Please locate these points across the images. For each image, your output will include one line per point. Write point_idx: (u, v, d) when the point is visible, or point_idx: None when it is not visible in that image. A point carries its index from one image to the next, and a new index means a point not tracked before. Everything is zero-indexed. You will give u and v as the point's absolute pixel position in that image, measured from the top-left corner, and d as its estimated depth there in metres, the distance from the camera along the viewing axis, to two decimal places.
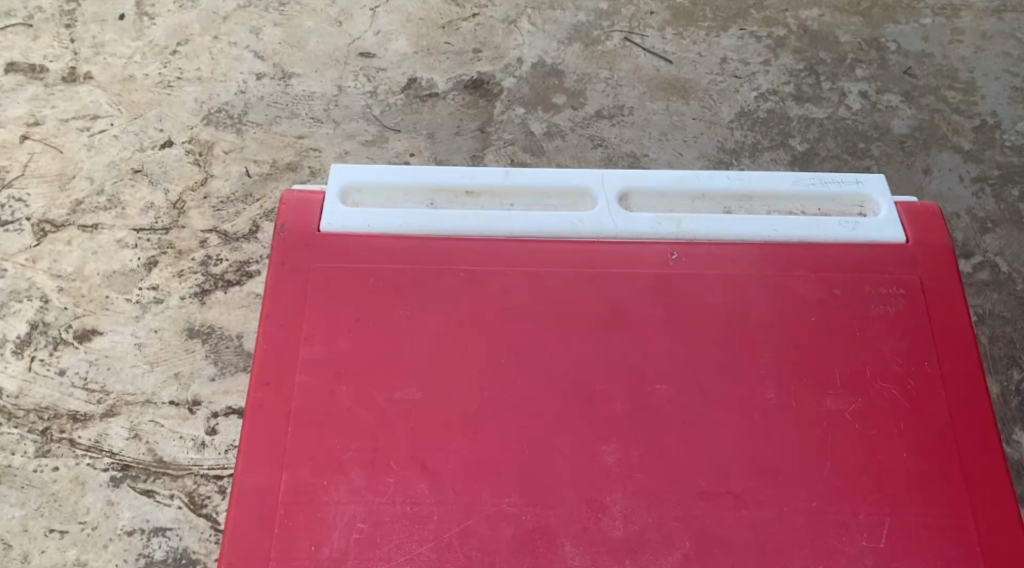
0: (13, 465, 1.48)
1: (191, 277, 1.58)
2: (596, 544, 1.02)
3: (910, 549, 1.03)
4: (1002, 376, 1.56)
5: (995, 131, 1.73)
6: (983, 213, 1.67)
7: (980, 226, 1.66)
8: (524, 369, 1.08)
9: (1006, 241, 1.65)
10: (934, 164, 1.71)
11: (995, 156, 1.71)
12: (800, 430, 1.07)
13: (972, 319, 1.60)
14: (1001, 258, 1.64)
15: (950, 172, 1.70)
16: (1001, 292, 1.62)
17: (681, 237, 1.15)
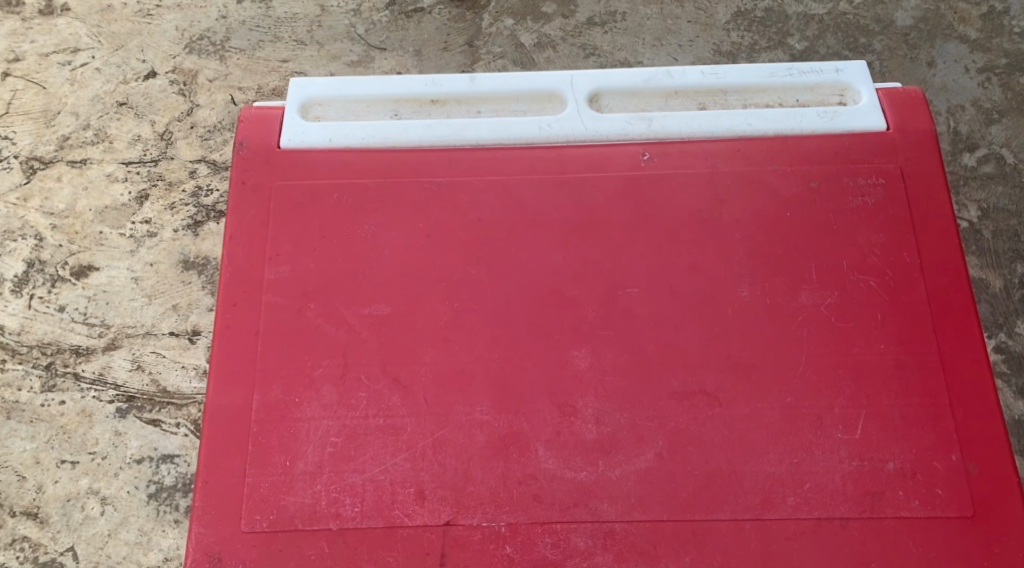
0: (21, 400, 1.49)
1: (182, 210, 1.57)
2: (568, 448, 1.00)
3: (885, 439, 0.99)
4: (1005, 270, 1.54)
5: (1003, 17, 1.69)
6: (989, 103, 1.64)
7: (986, 117, 1.63)
8: (493, 278, 1.06)
9: (1012, 131, 1.62)
10: (938, 56, 1.66)
11: (1002, 44, 1.67)
12: (774, 325, 1.03)
13: (976, 213, 1.58)
14: (1007, 150, 1.61)
15: (955, 64, 1.66)
16: (1006, 184, 1.59)
17: (654, 136, 1.12)
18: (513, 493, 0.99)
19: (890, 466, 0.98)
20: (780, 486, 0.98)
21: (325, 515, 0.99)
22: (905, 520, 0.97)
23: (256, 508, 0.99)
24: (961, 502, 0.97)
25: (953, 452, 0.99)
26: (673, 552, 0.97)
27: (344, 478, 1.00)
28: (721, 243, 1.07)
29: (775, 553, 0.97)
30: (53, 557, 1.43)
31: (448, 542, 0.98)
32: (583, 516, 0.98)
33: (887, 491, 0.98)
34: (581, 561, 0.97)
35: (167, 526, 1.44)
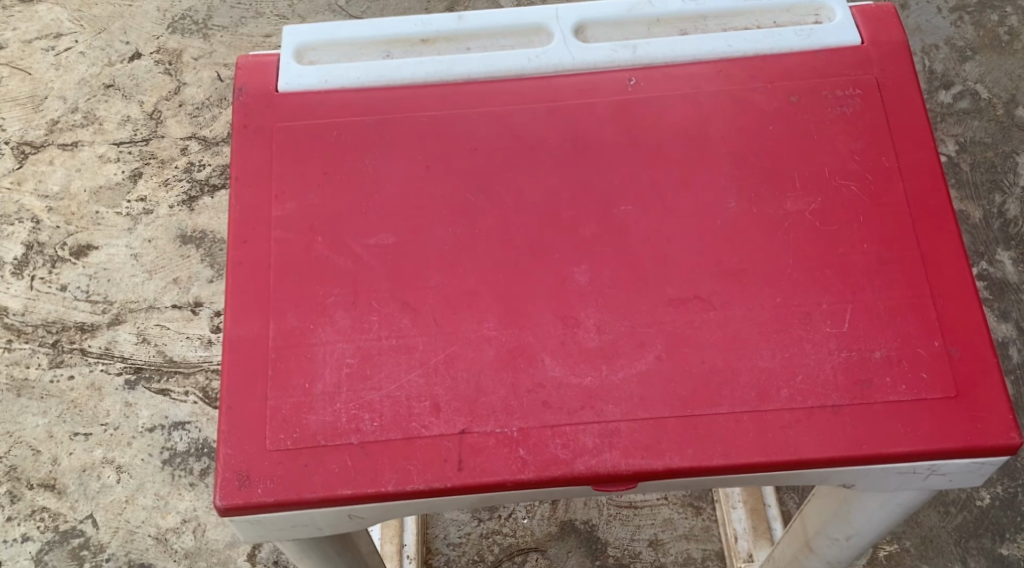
0: (31, 376, 1.88)
1: (175, 187, 2.03)
2: (573, 355, 1.04)
3: (871, 330, 1.04)
4: (985, 201, 1.95)
5: None
6: (962, 42, 2.12)
7: (960, 55, 2.11)
8: (492, 203, 1.11)
9: (983, 69, 2.09)
10: (911, 1, 2.18)
11: None
12: (762, 231, 1.08)
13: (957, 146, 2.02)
14: (981, 85, 2.07)
15: (928, 6, 2.17)
16: (982, 118, 2.04)
17: (639, 62, 1.17)
18: (523, 400, 1.03)
19: (877, 354, 1.03)
20: (775, 379, 1.03)
21: (346, 430, 1.04)
22: (893, 403, 1.02)
23: (279, 428, 1.05)
24: (944, 384, 1.02)
25: (936, 338, 1.04)
26: (678, 445, 1.01)
27: (362, 395, 1.05)
28: (707, 158, 1.12)
29: (773, 442, 1.01)
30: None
31: (463, 449, 1.02)
32: (590, 417, 1.03)
33: (875, 378, 1.03)
34: (589, 459, 1.02)
35: (182, 489, 1.79)
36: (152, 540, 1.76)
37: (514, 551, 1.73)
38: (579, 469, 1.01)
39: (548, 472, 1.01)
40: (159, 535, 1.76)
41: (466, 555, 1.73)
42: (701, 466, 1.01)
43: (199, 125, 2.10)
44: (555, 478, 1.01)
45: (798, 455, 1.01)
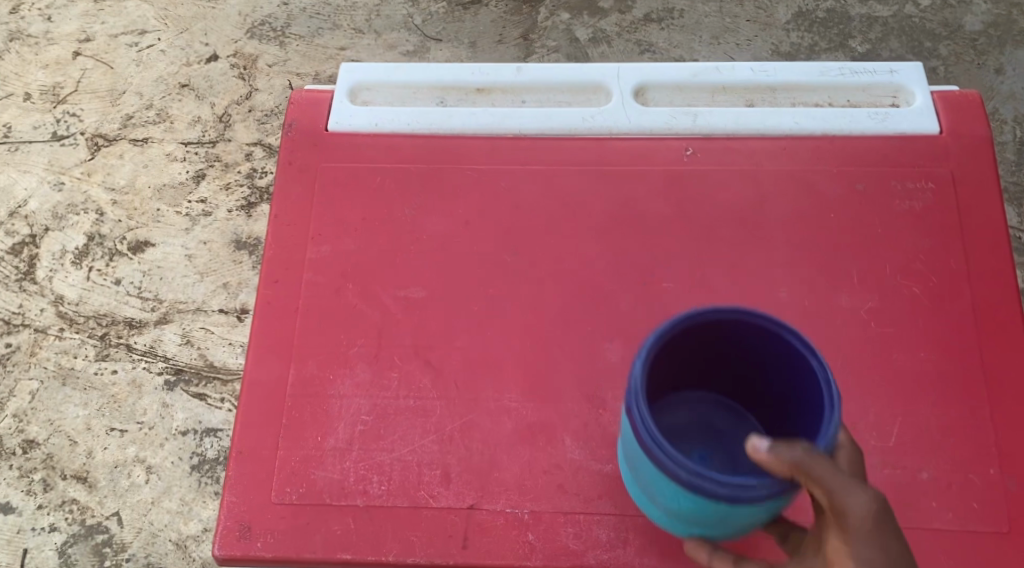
0: (39, 353, 1.52)
1: (236, 191, 1.60)
2: (595, 438, 0.99)
3: (921, 449, 0.97)
4: None
5: None
6: None
7: None
8: (529, 267, 1.06)
9: None
10: (1007, 63, 1.64)
11: None
12: (812, 327, 1.01)
13: None
14: None
15: None
16: None
17: (698, 131, 1.11)
18: (538, 481, 0.98)
19: (924, 476, 0.96)
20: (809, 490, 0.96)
21: (352, 491, 1.00)
22: (937, 531, 0.95)
23: (286, 481, 1.00)
24: (996, 517, 0.95)
25: (991, 465, 0.96)
26: None
27: (373, 456, 1.01)
28: (761, 242, 1.05)
29: None
30: (100, 521, 1.43)
31: (471, 526, 0.97)
32: (607, 508, 0.97)
33: (919, 502, 0.95)
34: (601, 553, 0.96)
35: None
36: None
37: None
38: (590, 563, 0.96)
39: (556, 561, 0.96)
40: None
41: None
42: None
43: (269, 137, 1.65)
44: None
45: None
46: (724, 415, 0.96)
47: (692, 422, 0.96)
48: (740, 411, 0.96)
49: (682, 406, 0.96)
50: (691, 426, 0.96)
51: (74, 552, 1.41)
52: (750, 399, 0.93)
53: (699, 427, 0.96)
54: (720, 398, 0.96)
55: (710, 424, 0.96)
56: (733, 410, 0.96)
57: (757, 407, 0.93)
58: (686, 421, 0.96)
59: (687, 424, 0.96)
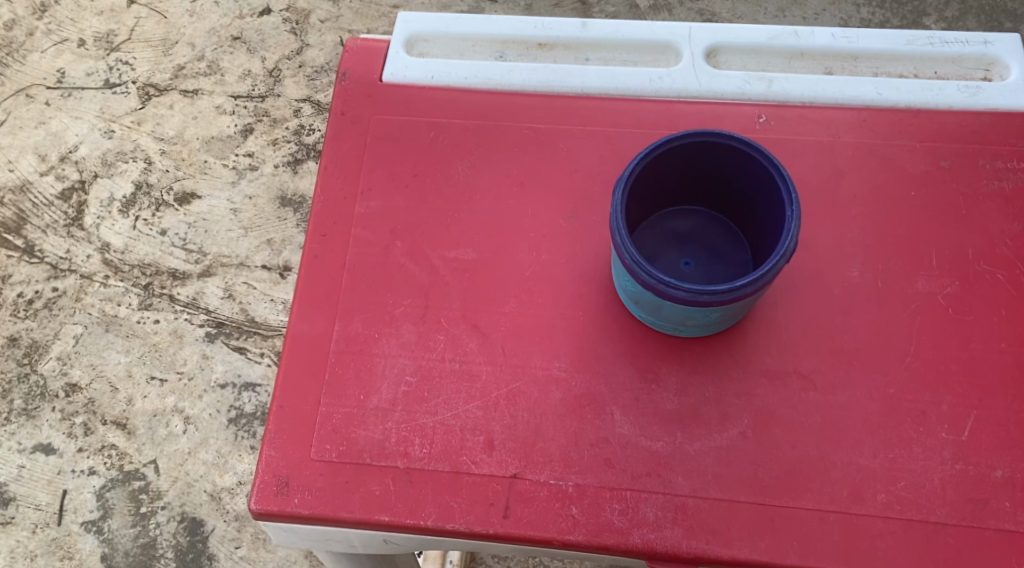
0: (120, 316, 1.78)
1: (284, 145, 1.90)
2: (647, 414, 0.95)
3: (995, 444, 0.92)
4: None
5: None
6: None
7: None
8: (586, 232, 1.02)
9: None
10: None
11: None
12: (884, 309, 0.97)
13: None
14: None
15: None
16: None
17: (772, 98, 1.07)
18: (585, 455, 0.95)
19: (998, 473, 0.92)
20: (872, 480, 0.92)
21: (393, 453, 0.97)
22: (1007, 532, 0.90)
23: (326, 438, 0.98)
24: None
25: None
26: (749, 535, 0.91)
27: (416, 418, 0.98)
28: (832, 217, 1.00)
29: (857, 552, 0.90)
30: (138, 468, 1.68)
31: (513, 496, 0.94)
32: (655, 486, 0.93)
33: (992, 500, 0.91)
34: (647, 532, 0.92)
35: (244, 451, 1.68)
36: (207, 497, 1.66)
37: None
38: (634, 541, 0.92)
39: (599, 537, 0.92)
40: (214, 493, 1.66)
41: None
42: (771, 562, 0.90)
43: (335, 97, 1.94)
44: (607, 546, 0.92)
45: None
46: (722, 233, 0.99)
47: (693, 230, 0.99)
48: (735, 230, 0.98)
49: (693, 210, 0.99)
50: (693, 233, 0.99)
51: (111, 497, 1.66)
52: (746, 218, 0.96)
53: (697, 237, 0.98)
54: (719, 217, 0.99)
55: (707, 240, 0.98)
56: (730, 227, 0.99)
57: (753, 226, 0.96)
58: (690, 229, 0.99)
59: (689, 230, 0.99)
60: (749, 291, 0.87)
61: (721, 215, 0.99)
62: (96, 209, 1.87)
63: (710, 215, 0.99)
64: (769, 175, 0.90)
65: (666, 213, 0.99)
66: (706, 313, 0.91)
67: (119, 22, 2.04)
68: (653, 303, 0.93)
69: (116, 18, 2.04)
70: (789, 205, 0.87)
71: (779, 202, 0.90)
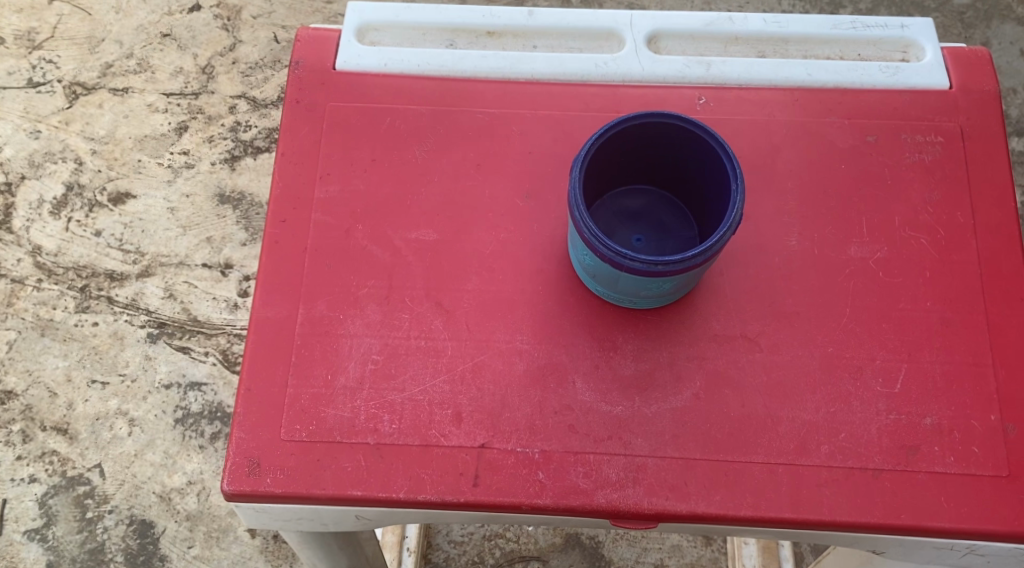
0: (56, 318, 1.81)
1: (221, 143, 1.94)
2: (606, 381, 1.00)
3: (924, 394, 0.99)
4: None
5: None
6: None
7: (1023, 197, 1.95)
8: (541, 211, 1.07)
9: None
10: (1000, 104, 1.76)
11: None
12: (821, 276, 1.03)
13: None
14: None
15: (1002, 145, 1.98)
16: None
17: (711, 80, 1.12)
18: (548, 422, 0.99)
19: (928, 421, 0.98)
20: (816, 433, 0.98)
21: (363, 429, 1.00)
22: (940, 475, 0.96)
23: (295, 418, 1.00)
24: (995, 461, 0.97)
25: (992, 412, 0.98)
26: (704, 490, 0.96)
27: (383, 395, 1.01)
28: (771, 190, 1.06)
29: (805, 500, 0.95)
30: (82, 473, 1.72)
31: (481, 464, 0.98)
32: (616, 448, 0.98)
33: (923, 445, 0.97)
34: (610, 492, 0.97)
35: (191, 450, 1.73)
36: (155, 498, 1.70)
37: (515, 557, 1.68)
38: (598, 501, 0.96)
39: (565, 499, 0.97)
40: (163, 493, 1.71)
41: (467, 555, 1.69)
42: (726, 514, 0.95)
43: (275, 91, 1.99)
44: (572, 508, 0.96)
45: (829, 516, 0.95)
46: (671, 211, 1.03)
47: (644, 208, 1.03)
48: (682, 208, 1.03)
49: (643, 189, 1.04)
50: (644, 210, 1.03)
51: (54, 503, 1.70)
52: (695, 196, 1.01)
53: (647, 215, 1.03)
54: (668, 196, 1.04)
55: (656, 218, 1.03)
56: (678, 206, 1.03)
57: (700, 203, 1.00)
58: (640, 207, 1.03)
59: (640, 207, 1.03)
60: (699, 261, 0.91)
61: (669, 194, 1.04)
62: (26, 211, 1.90)
63: (659, 194, 1.04)
64: (714, 152, 0.95)
65: (618, 192, 1.04)
66: (658, 284, 0.95)
67: (41, 19, 2.07)
68: (608, 277, 0.97)
69: (38, 15, 2.07)
70: (735, 180, 0.92)
71: (726, 177, 0.94)
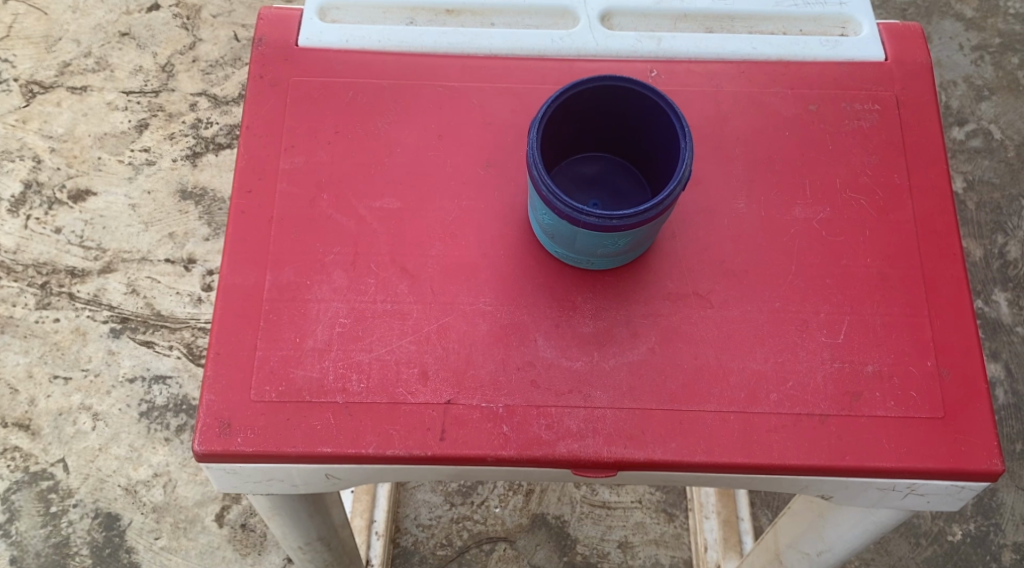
0: (16, 315, 1.82)
1: (182, 140, 1.96)
2: (566, 338, 1.04)
3: (866, 344, 1.04)
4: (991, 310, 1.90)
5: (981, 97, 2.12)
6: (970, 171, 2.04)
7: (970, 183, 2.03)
8: (500, 179, 1.11)
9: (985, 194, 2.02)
10: None
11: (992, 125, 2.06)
12: (769, 235, 1.08)
13: (978, 259, 1.96)
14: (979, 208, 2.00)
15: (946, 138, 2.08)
16: (986, 238, 1.98)
17: (661, 54, 1.17)
18: (512, 378, 1.03)
19: (869, 368, 1.03)
20: (765, 382, 1.02)
21: (332, 389, 1.02)
22: (881, 418, 1.01)
23: (265, 380, 1.03)
24: (933, 404, 1.02)
25: (929, 359, 1.04)
26: (661, 438, 1.00)
27: (351, 355, 1.04)
28: (720, 157, 1.11)
29: (756, 445, 1.00)
30: (45, 469, 1.73)
31: (447, 419, 1.01)
32: (577, 401, 1.02)
33: (865, 392, 1.02)
34: (572, 442, 1.01)
35: (157, 443, 1.75)
36: (121, 491, 1.72)
37: (482, 539, 1.71)
38: (560, 451, 1.00)
39: (529, 451, 1.00)
40: (128, 486, 1.72)
41: (435, 538, 1.72)
42: (682, 460, 1.00)
43: (232, 88, 2.01)
44: (536, 458, 1.00)
45: (779, 459, 1.00)
46: (625, 177, 1.08)
47: (600, 174, 1.08)
48: (636, 173, 1.08)
49: (598, 156, 1.08)
50: (599, 176, 1.08)
51: (17, 499, 1.71)
52: (648, 160, 1.05)
53: (602, 181, 1.08)
54: (622, 162, 1.08)
55: (611, 184, 1.08)
56: (633, 172, 1.08)
57: (653, 166, 1.05)
58: (596, 174, 1.08)
59: (595, 174, 1.08)
60: (651, 215, 0.95)
61: (624, 160, 1.08)
62: None
63: (614, 160, 1.08)
64: (664, 114, 0.99)
65: (575, 159, 1.08)
66: (614, 241, 1.00)
67: None
68: (566, 237, 1.01)
69: None
70: (683, 138, 0.96)
71: (676, 137, 0.98)
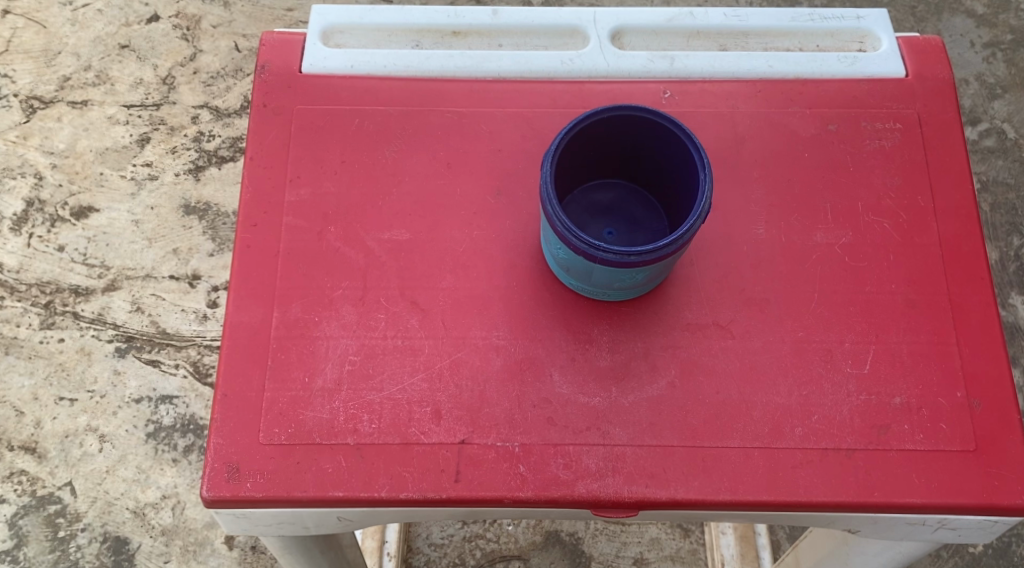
0: (20, 336, 1.79)
1: (184, 153, 1.93)
2: (583, 373, 1.01)
3: (892, 374, 1.01)
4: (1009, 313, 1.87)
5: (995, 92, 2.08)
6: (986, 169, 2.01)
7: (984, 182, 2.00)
8: (512, 208, 1.07)
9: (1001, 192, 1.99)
10: None
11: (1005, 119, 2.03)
12: (790, 263, 1.04)
13: (996, 260, 1.92)
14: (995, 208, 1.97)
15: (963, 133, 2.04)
16: (1002, 238, 1.94)
17: (674, 74, 1.13)
18: (528, 415, 1.00)
19: (897, 400, 1.00)
20: (790, 416, 0.99)
21: (343, 430, 0.99)
22: (909, 452, 0.98)
23: (273, 421, 1.00)
24: (963, 437, 0.99)
25: (958, 389, 1.00)
26: (683, 476, 0.97)
27: (362, 395, 1.00)
28: (738, 181, 1.08)
29: (782, 483, 0.97)
30: (51, 493, 1.70)
31: (462, 460, 0.98)
32: (595, 439, 0.99)
33: (893, 424, 0.99)
34: (591, 482, 0.98)
35: (164, 464, 1.72)
36: (129, 514, 1.69)
37: (496, 558, 1.68)
38: (580, 491, 0.97)
39: (547, 491, 0.97)
40: (137, 509, 1.69)
41: (447, 557, 1.68)
42: (705, 499, 0.97)
43: (232, 100, 1.98)
44: (555, 499, 0.97)
45: (805, 496, 0.97)
46: (640, 204, 1.05)
47: (614, 201, 1.05)
48: (652, 200, 1.05)
49: (613, 183, 1.05)
50: (614, 204, 1.05)
51: (24, 524, 1.68)
52: (664, 187, 1.02)
53: (617, 208, 1.04)
54: (637, 188, 1.05)
55: (626, 211, 1.04)
56: (648, 199, 1.05)
57: (669, 194, 1.02)
58: (610, 202, 1.05)
59: (610, 202, 1.05)
60: (670, 250, 0.92)
61: (639, 187, 1.05)
62: None
63: (629, 187, 1.05)
64: (680, 142, 0.96)
65: (588, 186, 1.05)
66: (632, 275, 0.96)
67: None
68: (582, 270, 0.98)
69: None
70: (703, 170, 0.93)
71: (695, 167, 0.95)
